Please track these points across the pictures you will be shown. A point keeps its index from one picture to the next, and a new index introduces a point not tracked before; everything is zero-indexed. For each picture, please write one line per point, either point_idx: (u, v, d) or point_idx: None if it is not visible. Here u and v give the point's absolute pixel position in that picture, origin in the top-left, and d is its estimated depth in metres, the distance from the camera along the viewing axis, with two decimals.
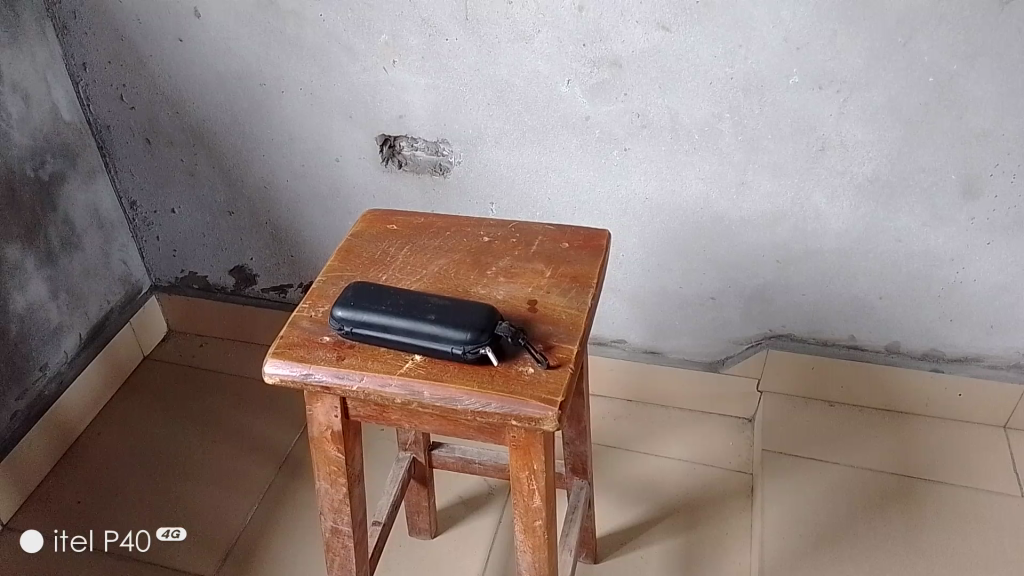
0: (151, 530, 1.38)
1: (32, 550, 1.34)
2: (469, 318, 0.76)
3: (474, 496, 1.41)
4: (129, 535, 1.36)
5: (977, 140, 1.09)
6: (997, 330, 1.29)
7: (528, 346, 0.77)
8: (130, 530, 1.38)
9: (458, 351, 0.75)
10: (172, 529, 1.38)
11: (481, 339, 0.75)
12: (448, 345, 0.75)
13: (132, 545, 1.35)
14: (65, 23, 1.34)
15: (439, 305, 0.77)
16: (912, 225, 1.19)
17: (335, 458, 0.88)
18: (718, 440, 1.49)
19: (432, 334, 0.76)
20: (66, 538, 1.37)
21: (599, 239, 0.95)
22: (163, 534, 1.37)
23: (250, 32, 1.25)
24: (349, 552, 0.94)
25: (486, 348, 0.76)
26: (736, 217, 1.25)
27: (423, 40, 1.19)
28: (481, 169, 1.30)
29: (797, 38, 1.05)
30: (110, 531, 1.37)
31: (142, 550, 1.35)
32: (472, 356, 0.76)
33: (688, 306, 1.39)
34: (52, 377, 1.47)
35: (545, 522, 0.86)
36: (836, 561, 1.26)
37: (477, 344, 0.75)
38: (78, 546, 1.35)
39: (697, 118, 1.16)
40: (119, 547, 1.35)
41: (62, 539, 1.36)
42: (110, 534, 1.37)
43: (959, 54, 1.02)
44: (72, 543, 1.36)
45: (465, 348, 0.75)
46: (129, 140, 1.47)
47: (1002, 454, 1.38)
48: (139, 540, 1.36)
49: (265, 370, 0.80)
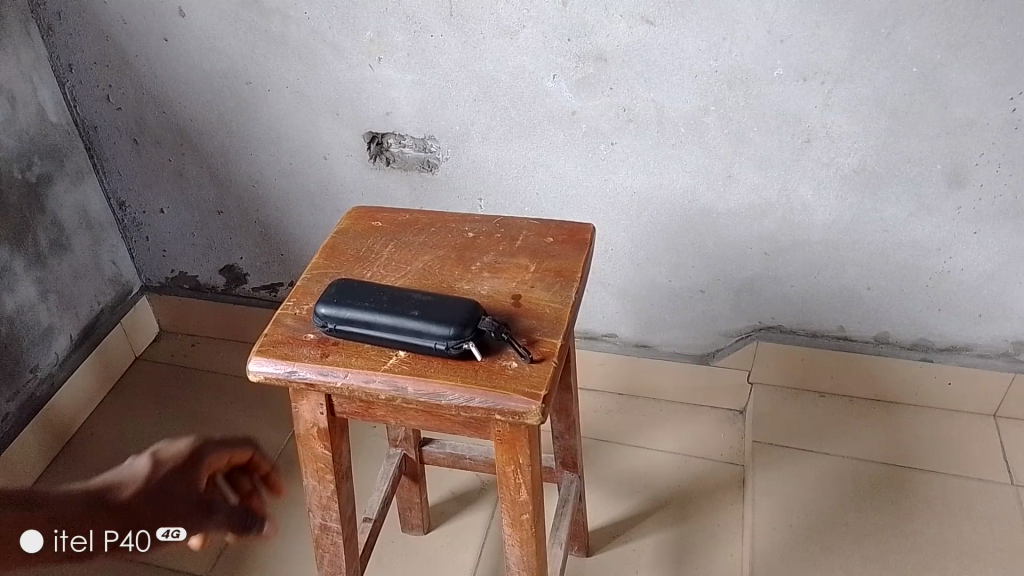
0: None
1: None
2: (452, 313, 0.76)
3: (466, 492, 1.42)
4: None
5: (962, 130, 1.09)
6: (985, 319, 1.30)
7: (511, 340, 0.78)
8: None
9: (442, 347, 0.76)
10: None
11: (465, 334, 0.76)
12: (432, 341, 0.76)
13: None
14: (51, 24, 1.34)
15: (423, 301, 0.78)
16: (898, 216, 1.19)
17: (322, 455, 0.88)
18: (709, 432, 1.50)
19: (416, 329, 0.76)
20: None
21: (583, 233, 0.95)
22: None
23: (235, 30, 1.24)
24: (339, 548, 0.95)
25: (469, 343, 0.76)
26: (724, 209, 1.25)
27: (408, 37, 1.18)
28: (469, 164, 1.31)
29: (781, 30, 1.06)
30: None
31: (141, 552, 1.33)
32: (456, 351, 0.76)
33: (677, 299, 1.40)
34: (43, 379, 1.47)
35: (532, 516, 0.87)
36: (827, 551, 1.26)
37: (460, 339, 0.75)
38: None
39: (684, 111, 1.16)
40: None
41: None
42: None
43: (943, 44, 1.02)
44: None
45: (448, 343, 0.76)
46: (116, 140, 1.46)
47: (992, 442, 1.39)
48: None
49: (250, 368, 0.80)
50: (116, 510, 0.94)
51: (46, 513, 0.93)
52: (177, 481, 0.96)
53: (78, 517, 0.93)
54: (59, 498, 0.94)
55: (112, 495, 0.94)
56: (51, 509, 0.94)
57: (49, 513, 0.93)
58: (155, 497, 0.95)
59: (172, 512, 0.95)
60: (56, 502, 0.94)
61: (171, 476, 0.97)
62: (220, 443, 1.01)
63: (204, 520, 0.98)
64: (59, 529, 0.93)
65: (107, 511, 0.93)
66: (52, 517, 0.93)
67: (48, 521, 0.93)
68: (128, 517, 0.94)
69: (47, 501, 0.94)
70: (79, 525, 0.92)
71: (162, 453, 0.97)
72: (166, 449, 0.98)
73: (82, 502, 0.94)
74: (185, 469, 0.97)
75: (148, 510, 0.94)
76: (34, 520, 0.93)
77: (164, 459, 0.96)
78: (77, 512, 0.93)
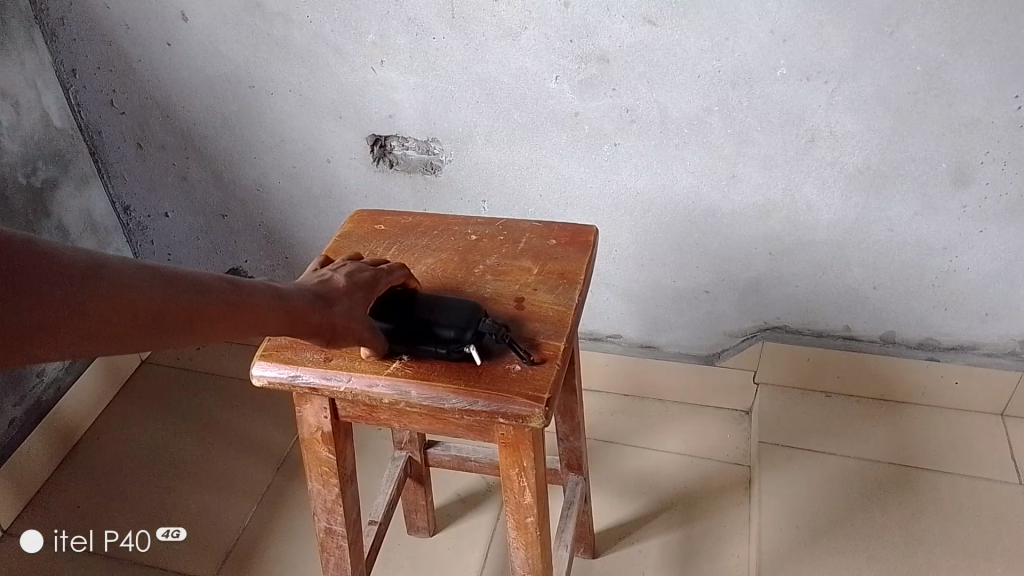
0: (151, 530, 1.39)
1: (32, 550, 1.35)
2: (453, 318, 0.76)
3: (471, 493, 1.42)
4: (129, 535, 1.37)
5: (966, 128, 1.08)
6: (991, 318, 1.29)
7: (511, 343, 0.78)
8: (129, 530, 1.39)
9: (443, 352, 0.76)
10: (172, 529, 1.38)
11: (464, 337, 0.76)
12: (432, 346, 0.76)
13: (132, 545, 1.36)
14: (54, 30, 1.34)
15: (421, 303, 0.78)
16: (904, 214, 1.19)
17: (327, 459, 0.88)
18: (715, 433, 1.50)
19: (416, 335, 0.76)
20: (66, 538, 1.38)
21: (586, 235, 0.95)
22: (163, 534, 1.38)
23: (237, 34, 1.24)
24: (344, 552, 0.95)
25: (470, 346, 0.76)
26: (728, 209, 1.25)
27: (410, 39, 1.18)
28: (472, 166, 1.31)
29: (784, 30, 1.05)
30: (109, 531, 1.39)
31: (143, 550, 1.36)
32: (456, 355, 0.77)
33: (682, 299, 1.39)
34: (49, 383, 1.49)
35: (537, 519, 0.87)
36: (835, 552, 1.25)
37: (460, 343, 0.75)
38: (77, 546, 1.37)
39: (687, 112, 1.15)
40: (119, 547, 1.36)
41: (62, 539, 1.38)
42: (110, 534, 1.38)
43: (947, 42, 1.01)
44: (72, 543, 1.37)
45: (449, 347, 0.76)
46: (120, 145, 1.47)
47: (999, 441, 1.38)
48: (139, 540, 1.37)
49: (254, 372, 0.81)
50: (322, 307, 0.69)
51: (279, 311, 0.65)
52: (359, 296, 0.74)
53: (292, 316, 0.66)
54: (295, 292, 0.68)
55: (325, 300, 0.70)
56: (281, 306, 0.65)
57: (256, 321, 0.63)
58: (344, 304, 0.72)
59: (358, 329, 0.73)
60: (275, 293, 0.65)
61: (363, 289, 0.75)
62: (394, 269, 0.80)
63: (370, 340, 0.74)
64: (264, 331, 0.64)
65: (321, 309, 0.69)
66: (275, 318, 0.65)
67: (257, 319, 0.63)
68: (325, 322, 0.69)
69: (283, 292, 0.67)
70: (295, 328, 0.67)
71: (359, 274, 0.77)
72: (355, 267, 0.77)
73: (305, 295, 0.69)
74: (371, 289, 0.76)
75: (339, 315, 0.71)
76: (227, 315, 0.61)
77: (362, 276, 0.76)
78: (299, 308, 0.67)
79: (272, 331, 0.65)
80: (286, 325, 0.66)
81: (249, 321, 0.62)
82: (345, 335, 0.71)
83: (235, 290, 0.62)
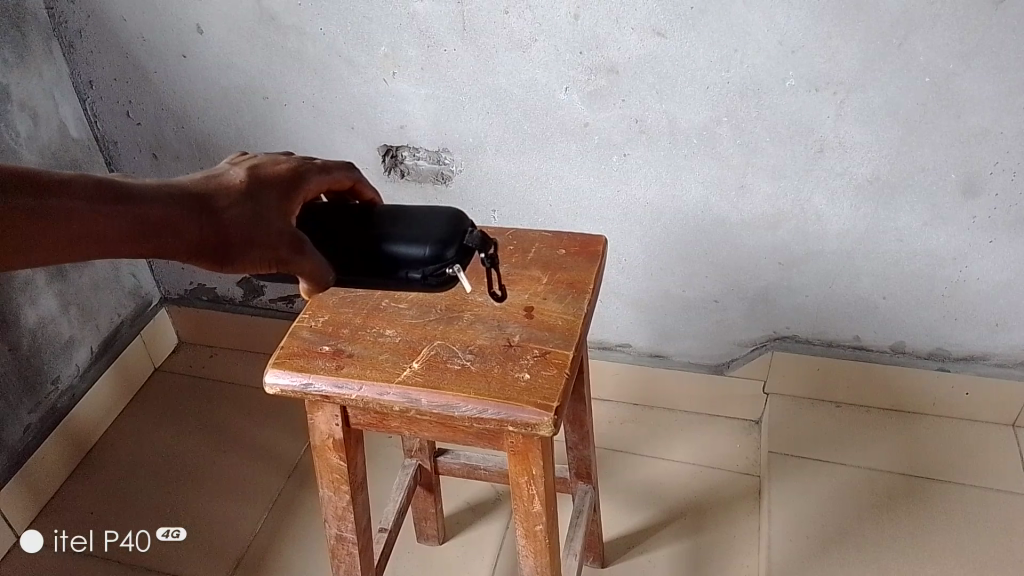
0: (151, 530, 1.41)
1: (32, 550, 1.38)
2: (426, 235, 0.72)
3: (482, 501, 1.42)
4: (129, 535, 1.40)
5: (976, 138, 1.08)
6: (1002, 329, 1.28)
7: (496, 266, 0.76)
8: (129, 530, 1.41)
9: (421, 275, 0.72)
10: (172, 529, 1.41)
11: (442, 257, 0.72)
12: (411, 269, 0.72)
13: (132, 545, 1.39)
14: (72, 42, 1.36)
15: (394, 224, 0.74)
16: (914, 224, 1.19)
17: (337, 466, 0.89)
18: (724, 442, 1.50)
19: (393, 259, 0.72)
20: (66, 538, 1.41)
21: (596, 244, 0.95)
22: (163, 534, 1.40)
23: (252, 47, 1.26)
24: (354, 559, 0.95)
25: (454, 266, 0.73)
26: (737, 219, 1.25)
27: (422, 51, 1.20)
28: (483, 177, 1.32)
29: (793, 41, 1.05)
30: (110, 531, 1.41)
31: (143, 550, 1.38)
32: (435, 279, 0.73)
33: (691, 308, 1.40)
34: (65, 390, 1.49)
35: (545, 527, 0.87)
36: (843, 561, 1.26)
37: (438, 264, 0.71)
38: (77, 546, 1.39)
39: (696, 123, 1.16)
40: (119, 546, 1.39)
41: (62, 539, 1.41)
42: (110, 535, 1.41)
43: (955, 53, 1.02)
44: (72, 543, 1.40)
45: (426, 271, 0.72)
46: (136, 155, 1.49)
47: (1010, 452, 1.37)
48: (139, 540, 1.40)
49: (267, 380, 0.82)
50: (201, 214, 0.67)
51: (122, 219, 0.64)
52: (264, 196, 0.71)
53: (149, 225, 0.65)
54: (161, 198, 0.66)
55: (209, 206, 0.68)
56: (124, 213, 0.64)
57: (86, 233, 0.63)
58: (241, 210, 0.69)
59: (264, 240, 0.69)
60: (111, 198, 0.64)
61: (276, 188, 0.72)
62: (328, 167, 0.78)
63: (294, 259, 0.70)
64: (96, 242, 0.63)
65: (200, 219, 0.67)
66: (114, 229, 0.64)
67: (85, 228, 0.62)
68: (205, 233, 0.67)
69: (136, 197, 0.65)
70: (158, 240, 0.65)
71: (275, 167, 0.74)
72: (271, 161, 0.74)
73: (178, 201, 0.66)
74: (282, 186, 0.72)
75: (230, 224, 0.68)
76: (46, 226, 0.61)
77: (269, 171, 0.73)
78: (160, 217, 0.65)
79: (116, 242, 0.64)
80: (140, 236, 0.65)
81: (81, 233, 0.62)
82: (244, 247, 0.68)
83: (36, 196, 0.61)
